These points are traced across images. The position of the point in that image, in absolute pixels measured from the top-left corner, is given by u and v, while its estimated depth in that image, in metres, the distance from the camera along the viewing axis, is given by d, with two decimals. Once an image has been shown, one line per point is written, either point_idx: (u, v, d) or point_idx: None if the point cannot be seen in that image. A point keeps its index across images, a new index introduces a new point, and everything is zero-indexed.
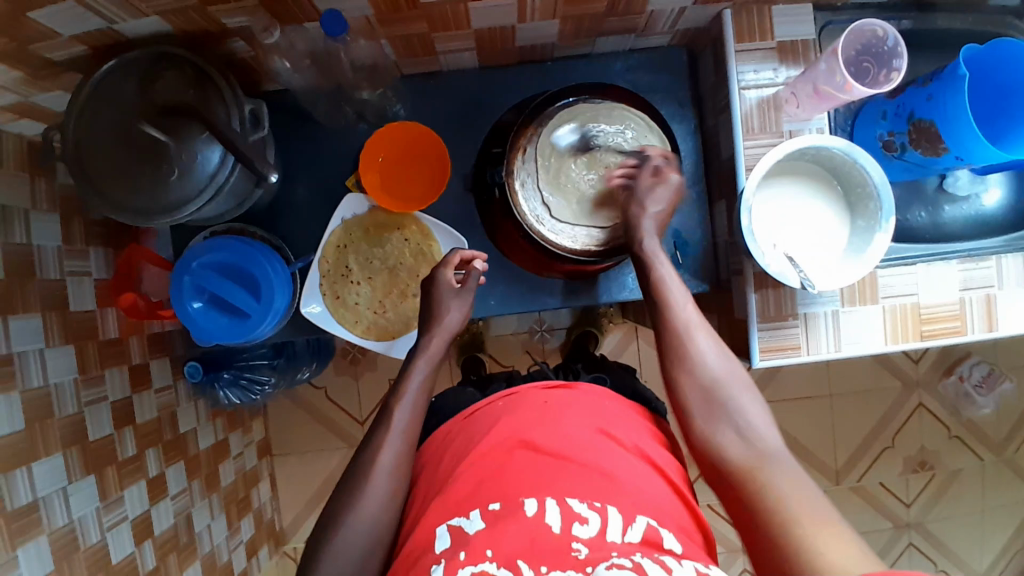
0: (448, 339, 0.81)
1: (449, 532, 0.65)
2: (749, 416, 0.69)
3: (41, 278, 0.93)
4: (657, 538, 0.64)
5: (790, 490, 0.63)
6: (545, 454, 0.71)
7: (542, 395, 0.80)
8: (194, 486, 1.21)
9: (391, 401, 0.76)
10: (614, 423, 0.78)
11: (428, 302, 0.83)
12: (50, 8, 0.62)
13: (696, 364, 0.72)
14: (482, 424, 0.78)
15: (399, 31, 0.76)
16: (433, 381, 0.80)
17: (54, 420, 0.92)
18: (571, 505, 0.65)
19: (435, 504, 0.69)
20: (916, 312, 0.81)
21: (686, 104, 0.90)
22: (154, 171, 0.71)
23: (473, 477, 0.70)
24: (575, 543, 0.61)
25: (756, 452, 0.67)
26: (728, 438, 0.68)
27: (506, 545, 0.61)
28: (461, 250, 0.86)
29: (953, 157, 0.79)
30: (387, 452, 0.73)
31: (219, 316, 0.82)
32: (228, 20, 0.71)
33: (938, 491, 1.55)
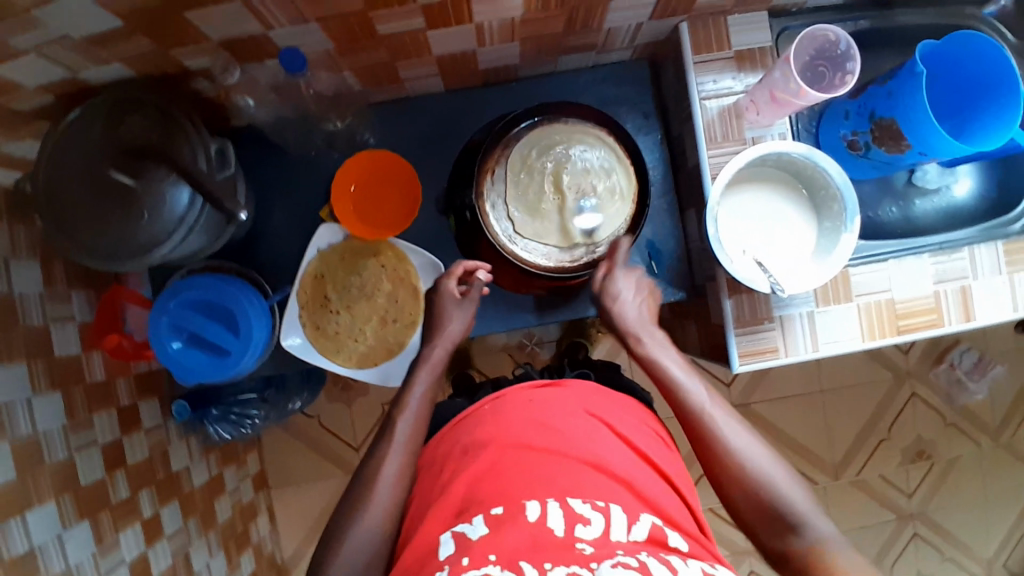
0: (450, 348, 0.85)
1: (453, 537, 0.63)
2: (796, 502, 0.67)
3: (24, 325, 0.93)
4: (662, 537, 0.63)
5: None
6: (542, 451, 0.71)
7: (527, 396, 0.79)
8: (190, 524, 1.20)
9: (394, 412, 0.79)
10: (609, 423, 0.78)
11: (433, 316, 0.87)
12: (12, 62, 0.63)
13: (737, 465, 0.70)
14: (473, 425, 0.77)
15: (361, 61, 0.77)
16: (436, 391, 0.84)
17: (44, 466, 0.92)
18: (574, 506, 0.63)
19: (436, 508, 0.67)
20: (891, 307, 0.82)
21: (651, 116, 0.91)
22: (122, 216, 0.72)
23: (470, 478, 0.69)
24: (579, 542, 0.60)
25: (813, 540, 0.65)
26: (790, 539, 0.66)
27: (507, 546, 0.59)
28: (465, 261, 0.87)
29: (917, 152, 0.80)
30: (388, 465, 0.75)
31: (198, 354, 0.82)
32: (190, 62, 0.71)
33: (938, 480, 1.55)
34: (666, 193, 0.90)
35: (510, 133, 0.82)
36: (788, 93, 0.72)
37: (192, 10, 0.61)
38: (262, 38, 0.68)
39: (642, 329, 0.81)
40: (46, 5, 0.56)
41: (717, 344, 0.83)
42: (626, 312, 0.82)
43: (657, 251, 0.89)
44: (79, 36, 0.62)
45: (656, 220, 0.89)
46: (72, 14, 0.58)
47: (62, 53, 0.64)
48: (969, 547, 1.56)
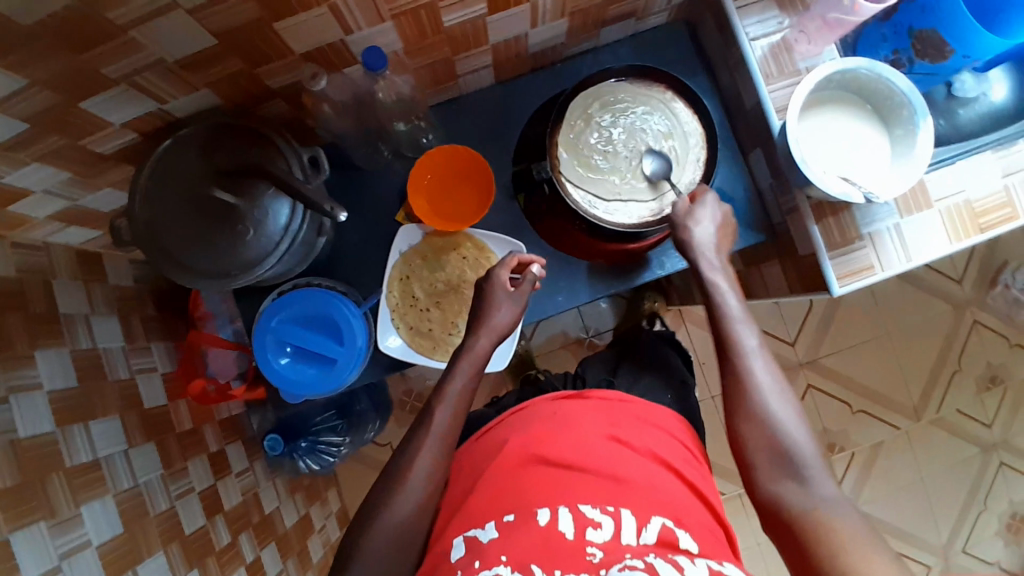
0: (495, 339, 0.81)
1: (465, 541, 0.67)
2: (810, 462, 0.68)
3: (112, 378, 0.93)
4: (673, 538, 0.65)
5: (849, 536, 0.61)
6: (560, 465, 0.73)
7: (555, 408, 0.83)
8: (290, 565, 1.18)
9: (433, 401, 0.78)
10: (628, 428, 0.80)
11: (481, 302, 0.83)
12: (102, 95, 0.66)
13: (757, 404, 0.72)
14: (502, 437, 0.81)
15: (425, 60, 0.80)
16: (475, 386, 0.81)
17: (150, 517, 0.90)
18: (585, 511, 0.66)
19: (460, 514, 0.71)
20: (970, 208, 0.84)
21: (696, 72, 0.94)
22: (229, 234, 0.73)
23: (491, 490, 0.72)
24: (590, 547, 0.62)
25: (814, 497, 0.66)
26: (788, 488, 0.67)
27: (519, 551, 0.62)
28: (518, 254, 0.86)
29: (960, 56, 0.84)
30: (423, 455, 0.74)
31: (307, 367, 0.82)
32: (272, 81, 0.74)
33: (1015, 404, 1.53)
34: (727, 141, 0.92)
35: (573, 102, 0.86)
36: None
37: (282, 20, 0.64)
38: (341, 45, 0.71)
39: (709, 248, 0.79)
40: (141, 25, 0.58)
41: (810, 274, 0.84)
42: (699, 235, 0.80)
43: (728, 199, 0.91)
44: (172, 60, 0.65)
45: (722, 169, 0.91)
46: (169, 35, 0.61)
47: (151, 79, 0.67)
48: None
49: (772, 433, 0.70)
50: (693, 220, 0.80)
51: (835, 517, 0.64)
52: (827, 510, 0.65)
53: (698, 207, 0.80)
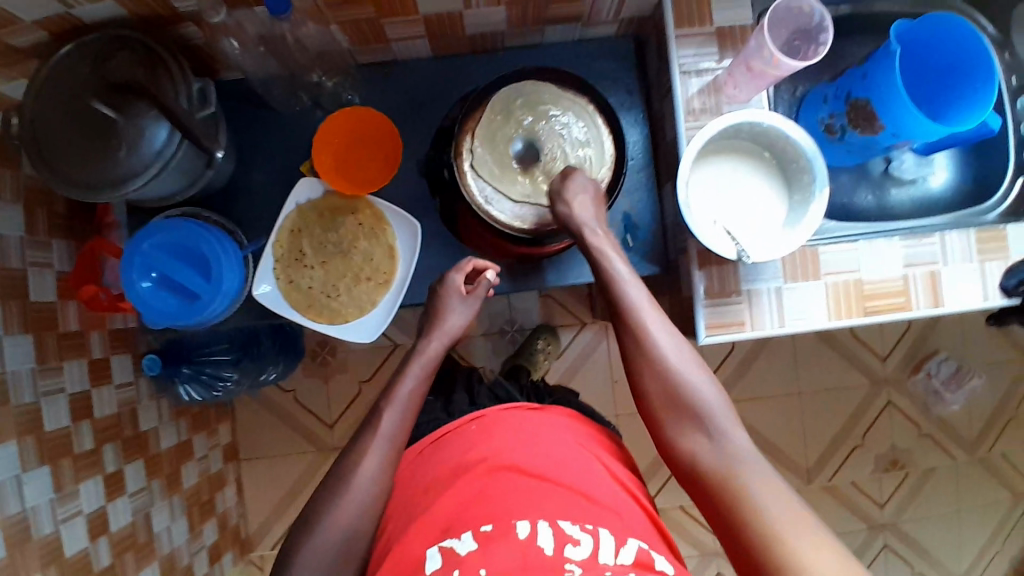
0: (447, 343, 0.84)
1: (440, 553, 0.64)
2: (716, 414, 0.70)
3: (1, 266, 0.91)
4: (648, 560, 0.65)
5: (770, 502, 0.63)
6: (528, 476, 0.71)
7: (512, 415, 0.80)
8: (154, 486, 1.19)
9: (381, 403, 0.78)
10: (591, 447, 0.79)
11: (434, 309, 0.87)
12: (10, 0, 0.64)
13: (661, 363, 0.72)
14: (459, 443, 0.77)
15: (349, 17, 0.78)
16: (425, 387, 0.82)
17: (10, 407, 0.90)
18: (564, 526, 0.65)
19: (419, 525, 0.68)
20: (859, 288, 0.83)
21: (633, 91, 0.92)
22: (102, 147, 0.72)
23: (457, 498, 0.69)
24: (568, 564, 0.61)
25: (727, 454, 0.68)
26: (701, 445, 0.69)
27: (498, 565, 0.61)
28: (474, 259, 0.90)
29: (891, 134, 0.82)
30: (370, 459, 0.74)
31: (169, 297, 0.82)
32: (179, 4, 0.72)
33: (911, 491, 1.54)
34: (645, 168, 0.91)
35: (498, 95, 0.84)
36: (762, 62, 0.73)
37: None
38: None
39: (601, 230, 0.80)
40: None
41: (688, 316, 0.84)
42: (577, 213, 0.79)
43: (632, 224, 0.90)
44: None
45: (634, 193, 0.90)
46: None
47: None
48: (939, 560, 1.55)
49: (680, 393, 0.71)
50: (569, 196, 0.80)
51: (754, 477, 0.65)
52: (745, 468, 0.66)
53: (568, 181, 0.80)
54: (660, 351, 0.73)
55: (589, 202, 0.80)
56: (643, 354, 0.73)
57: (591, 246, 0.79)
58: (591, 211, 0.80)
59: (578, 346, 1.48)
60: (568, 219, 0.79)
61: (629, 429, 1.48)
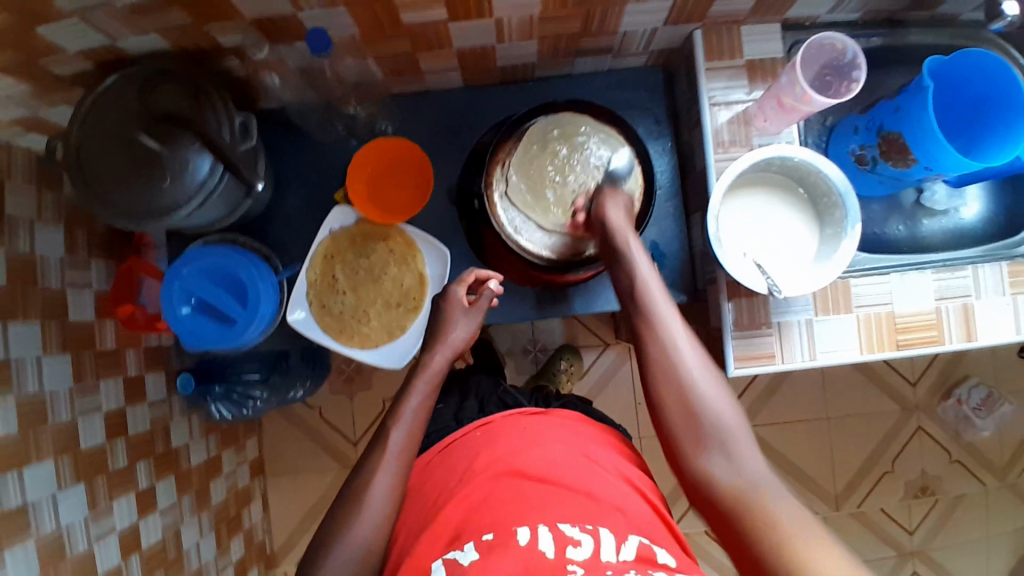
0: (452, 355, 0.83)
1: (445, 565, 0.64)
2: (734, 433, 0.68)
3: (40, 287, 0.93)
4: (651, 555, 0.64)
5: (788, 521, 0.61)
6: (531, 480, 0.70)
7: (517, 421, 0.79)
8: (183, 502, 1.20)
9: (388, 422, 0.76)
10: (595, 447, 0.77)
11: (440, 322, 0.86)
12: (57, 25, 0.66)
13: (683, 376, 0.70)
14: (464, 451, 0.77)
15: (385, 51, 0.80)
16: (432, 401, 0.80)
17: (47, 425, 0.91)
18: (564, 529, 0.64)
19: (427, 534, 0.67)
20: (891, 320, 0.82)
21: (662, 121, 0.93)
22: (147, 177, 0.75)
23: (464, 505, 0.69)
24: (570, 565, 0.60)
25: (744, 478, 0.65)
26: (719, 465, 0.67)
27: (501, 569, 0.60)
28: (477, 270, 0.89)
29: (923, 167, 0.82)
30: (379, 478, 0.72)
31: (206, 321, 0.84)
32: (222, 40, 0.75)
33: (940, 518, 1.51)
34: (673, 197, 0.91)
35: (534, 127, 0.86)
36: (794, 98, 0.74)
37: None
38: (292, 18, 0.71)
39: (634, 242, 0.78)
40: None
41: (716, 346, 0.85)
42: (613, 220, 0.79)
43: (661, 253, 0.91)
44: (120, 4, 0.65)
45: (662, 222, 0.91)
46: None
47: (102, 19, 0.67)
48: None
49: (700, 412, 0.69)
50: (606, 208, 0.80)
51: (775, 501, 0.63)
52: (766, 493, 0.64)
53: (608, 198, 0.81)
54: (679, 360, 0.71)
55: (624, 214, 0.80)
56: (663, 365, 0.71)
57: (619, 253, 0.77)
58: (625, 219, 0.79)
59: (601, 367, 1.47)
60: (603, 223, 0.79)
61: (651, 451, 1.47)
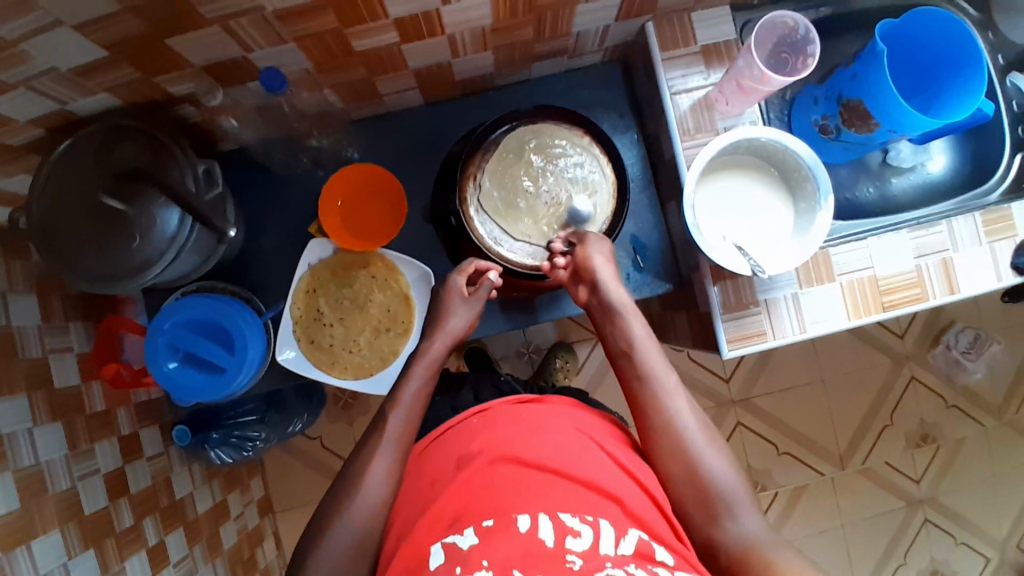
0: (449, 343, 0.84)
1: (444, 548, 0.62)
2: (738, 495, 0.70)
3: (22, 358, 0.89)
4: (650, 551, 0.62)
5: (764, 525, 0.65)
6: (532, 467, 0.69)
7: (516, 410, 0.77)
8: (196, 552, 1.15)
9: (387, 406, 0.78)
10: (594, 433, 0.76)
11: (437, 310, 0.86)
12: (1, 98, 0.64)
13: (689, 447, 0.73)
14: (463, 438, 0.75)
15: (342, 79, 0.79)
16: (431, 388, 0.82)
17: (47, 496, 0.87)
18: (564, 518, 0.62)
19: (426, 518, 0.66)
20: (874, 283, 0.83)
21: (626, 115, 0.94)
22: (116, 239, 0.73)
23: (464, 492, 0.67)
24: (569, 555, 0.59)
25: (745, 532, 0.67)
26: (725, 527, 0.68)
27: (501, 556, 0.58)
28: (478, 262, 0.85)
29: (886, 130, 0.83)
30: (378, 462, 0.72)
31: (195, 373, 0.83)
32: (175, 89, 0.74)
33: (945, 463, 1.54)
34: (647, 189, 0.93)
35: (506, 137, 0.86)
36: (752, 80, 0.74)
37: (173, 36, 0.63)
38: (242, 59, 0.70)
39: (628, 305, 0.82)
40: (31, 38, 0.58)
41: (707, 330, 0.85)
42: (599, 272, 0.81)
43: (642, 245, 0.91)
44: (66, 68, 0.64)
45: (639, 215, 0.92)
46: (56, 47, 0.60)
47: (49, 85, 0.66)
48: (982, 528, 1.55)
49: (705, 472, 0.71)
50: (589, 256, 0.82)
51: (750, 509, 0.68)
52: (743, 503, 0.69)
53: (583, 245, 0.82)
54: (682, 437, 0.74)
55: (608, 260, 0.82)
56: (666, 440, 0.74)
57: (608, 302, 0.82)
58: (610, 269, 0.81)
59: (596, 360, 1.47)
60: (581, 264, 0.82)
61: None
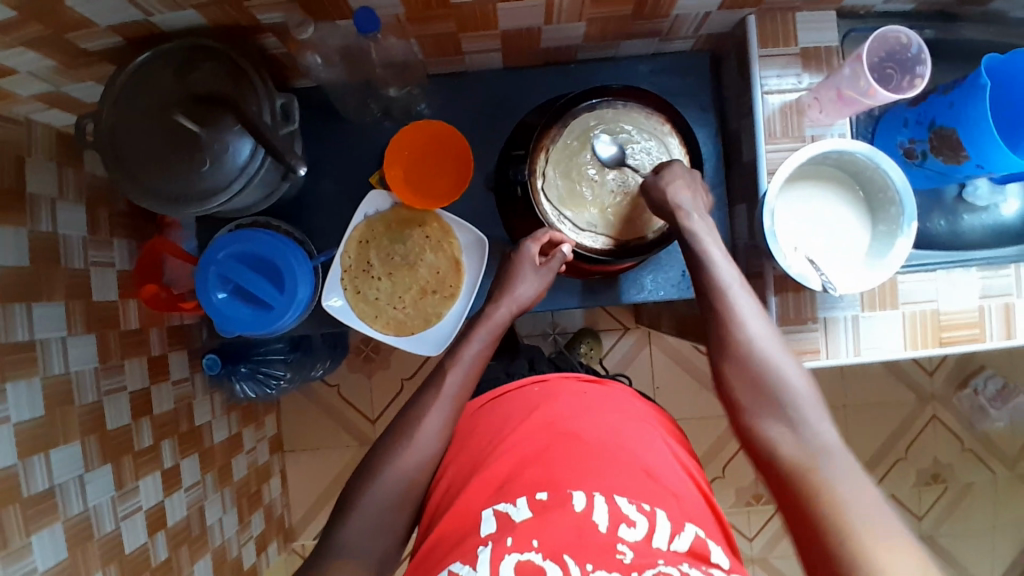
0: (516, 310, 0.83)
1: (495, 516, 0.62)
2: (802, 406, 0.66)
3: (66, 268, 0.88)
4: (704, 550, 0.61)
5: (850, 496, 0.57)
6: (595, 444, 0.68)
7: (576, 386, 0.77)
8: (207, 479, 1.16)
9: (446, 363, 0.78)
10: (649, 416, 0.77)
11: (507, 275, 0.85)
12: None
13: (749, 354, 0.70)
14: (521, 404, 0.74)
15: (430, 31, 0.77)
16: (490, 352, 0.81)
17: (74, 407, 0.87)
18: (621, 504, 0.61)
19: (477, 480, 0.66)
20: (935, 318, 0.82)
21: (707, 108, 0.92)
22: (186, 161, 0.72)
23: (516, 458, 0.67)
24: (620, 544, 0.58)
25: (811, 443, 0.63)
26: (782, 435, 0.64)
27: (552, 536, 0.58)
28: (554, 231, 0.84)
29: (975, 165, 0.80)
30: (433, 417, 0.74)
31: (242, 307, 0.83)
32: (262, 17, 0.71)
33: (950, 506, 1.53)
34: (717, 186, 0.91)
35: (583, 115, 0.84)
36: (856, 92, 0.72)
37: None
38: None
39: (707, 234, 0.78)
40: None
41: None
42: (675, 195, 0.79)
43: None
44: None
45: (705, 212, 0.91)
46: None
47: None
48: None
49: (768, 380, 0.68)
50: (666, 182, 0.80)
51: (837, 473, 0.60)
52: (829, 464, 0.60)
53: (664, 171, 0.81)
54: (748, 338, 0.70)
55: (689, 194, 0.80)
56: (728, 342, 0.71)
57: (688, 231, 0.78)
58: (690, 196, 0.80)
59: (620, 352, 1.46)
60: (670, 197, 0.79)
61: None
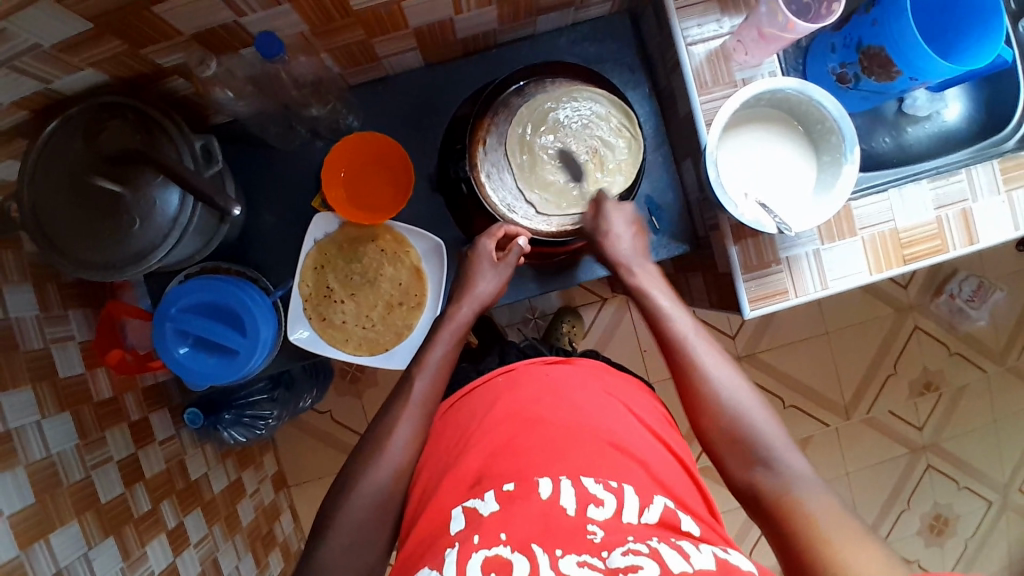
0: (478, 309, 0.81)
1: (464, 512, 0.61)
2: (774, 443, 0.67)
3: (23, 351, 0.83)
4: (674, 520, 0.61)
5: (828, 523, 0.60)
6: (557, 427, 0.68)
7: (542, 370, 0.76)
8: (215, 531, 1.13)
9: (413, 370, 0.77)
10: (622, 392, 0.76)
11: (465, 275, 0.84)
12: None
13: (717, 400, 0.70)
14: (486, 397, 0.74)
15: (338, 42, 0.75)
16: (457, 353, 0.80)
17: (63, 488, 0.83)
18: (587, 486, 0.61)
19: (448, 479, 0.66)
20: (896, 237, 0.83)
21: (636, 69, 0.90)
22: (114, 224, 0.70)
23: (484, 451, 0.67)
24: (590, 525, 0.58)
25: (787, 478, 0.65)
26: (763, 475, 0.66)
27: (521, 527, 0.57)
28: (510, 224, 0.83)
29: (908, 78, 0.80)
30: (400, 428, 0.72)
31: (207, 357, 0.81)
32: (162, 60, 0.69)
33: (947, 409, 1.56)
34: (660, 146, 0.91)
35: (513, 98, 0.82)
36: (776, 28, 0.72)
37: (159, 3, 0.59)
38: (233, 24, 0.65)
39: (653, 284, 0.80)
40: (15, 13, 0.53)
41: (727, 291, 0.85)
42: (619, 246, 0.82)
43: (657, 206, 0.91)
44: (50, 44, 0.59)
45: (653, 174, 0.91)
46: (39, 20, 0.55)
47: (32, 63, 0.61)
48: (984, 472, 1.57)
49: (735, 419, 0.69)
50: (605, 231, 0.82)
51: (818, 503, 0.62)
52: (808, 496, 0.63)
53: (604, 215, 0.82)
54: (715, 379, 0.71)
55: (629, 239, 0.82)
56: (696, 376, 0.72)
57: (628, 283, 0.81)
58: (632, 245, 0.82)
59: (602, 325, 1.45)
60: (611, 253, 0.82)
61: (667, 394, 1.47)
